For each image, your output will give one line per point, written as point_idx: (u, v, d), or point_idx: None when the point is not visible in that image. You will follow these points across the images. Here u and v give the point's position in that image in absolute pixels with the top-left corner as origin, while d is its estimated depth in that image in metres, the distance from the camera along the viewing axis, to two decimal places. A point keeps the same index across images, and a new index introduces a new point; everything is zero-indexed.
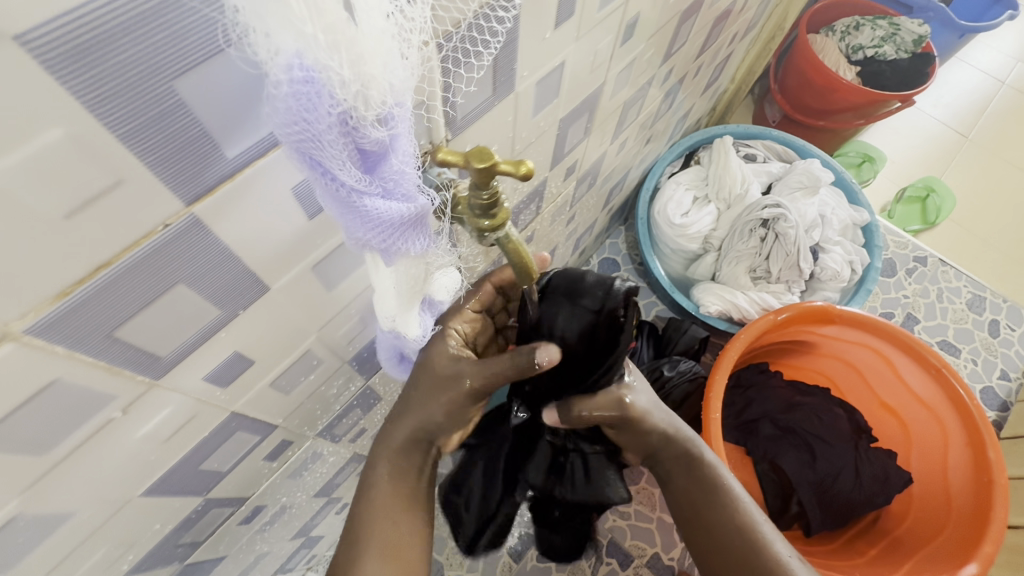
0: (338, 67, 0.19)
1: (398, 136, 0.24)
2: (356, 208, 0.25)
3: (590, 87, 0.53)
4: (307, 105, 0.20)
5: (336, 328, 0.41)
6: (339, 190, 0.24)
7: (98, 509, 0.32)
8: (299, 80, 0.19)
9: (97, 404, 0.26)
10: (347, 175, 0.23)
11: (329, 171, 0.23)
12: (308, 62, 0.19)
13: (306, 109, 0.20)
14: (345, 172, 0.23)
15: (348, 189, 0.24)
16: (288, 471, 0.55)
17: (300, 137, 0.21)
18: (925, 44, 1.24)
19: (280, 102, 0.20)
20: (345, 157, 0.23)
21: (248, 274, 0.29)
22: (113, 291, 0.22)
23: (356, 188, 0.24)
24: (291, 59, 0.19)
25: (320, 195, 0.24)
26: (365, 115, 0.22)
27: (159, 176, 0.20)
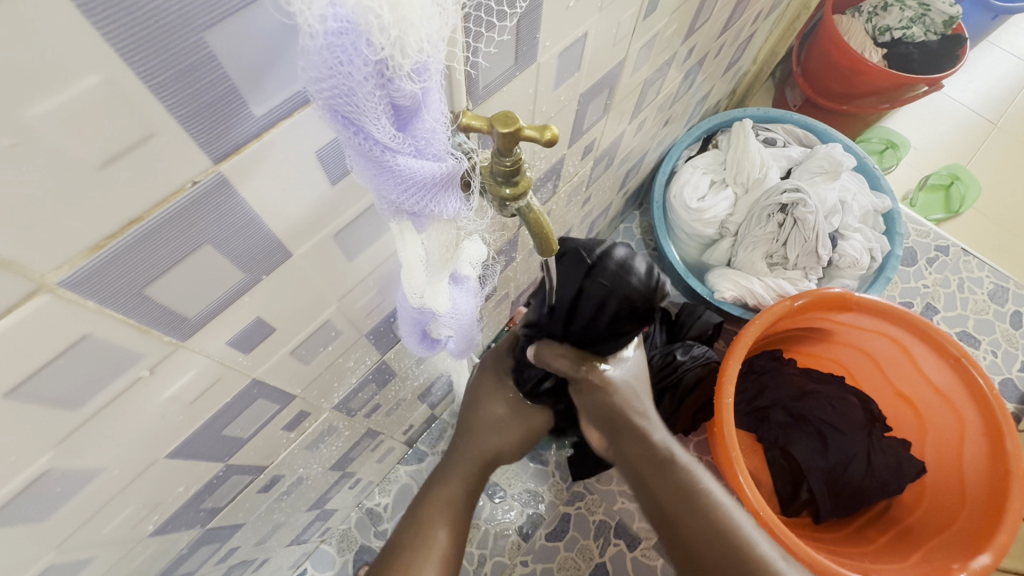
0: (373, 17, 0.19)
1: (430, 93, 0.24)
2: (388, 166, 0.24)
3: (610, 62, 0.52)
4: (342, 58, 0.20)
5: (355, 299, 0.42)
6: (372, 148, 0.24)
7: (125, 468, 0.33)
8: (334, 31, 0.19)
9: (125, 362, 0.26)
10: (380, 133, 0.23)
11: (363, 128, 0.22)
12: (342, 11, 0.19)
13: (340, 60, 0.20)
14: (378, 129, 0.23)
15: (380, 147, 0.24)
16: (305, 442, 0.56)
17: (334, 92, 0.21)
18: (956, 25, 1.20)
19: (315, 52, 0.20)
20: (379, 114, 0.22)
21: (272, 240, 0.29)
22: (146, 247, 0.23)
23: (389, 146, 0.24)
24: (327, 8, 0.19)
25: (354, 153, 0.24)
26: (398, 69, 0.21)
27: (190, 132, 0.20)
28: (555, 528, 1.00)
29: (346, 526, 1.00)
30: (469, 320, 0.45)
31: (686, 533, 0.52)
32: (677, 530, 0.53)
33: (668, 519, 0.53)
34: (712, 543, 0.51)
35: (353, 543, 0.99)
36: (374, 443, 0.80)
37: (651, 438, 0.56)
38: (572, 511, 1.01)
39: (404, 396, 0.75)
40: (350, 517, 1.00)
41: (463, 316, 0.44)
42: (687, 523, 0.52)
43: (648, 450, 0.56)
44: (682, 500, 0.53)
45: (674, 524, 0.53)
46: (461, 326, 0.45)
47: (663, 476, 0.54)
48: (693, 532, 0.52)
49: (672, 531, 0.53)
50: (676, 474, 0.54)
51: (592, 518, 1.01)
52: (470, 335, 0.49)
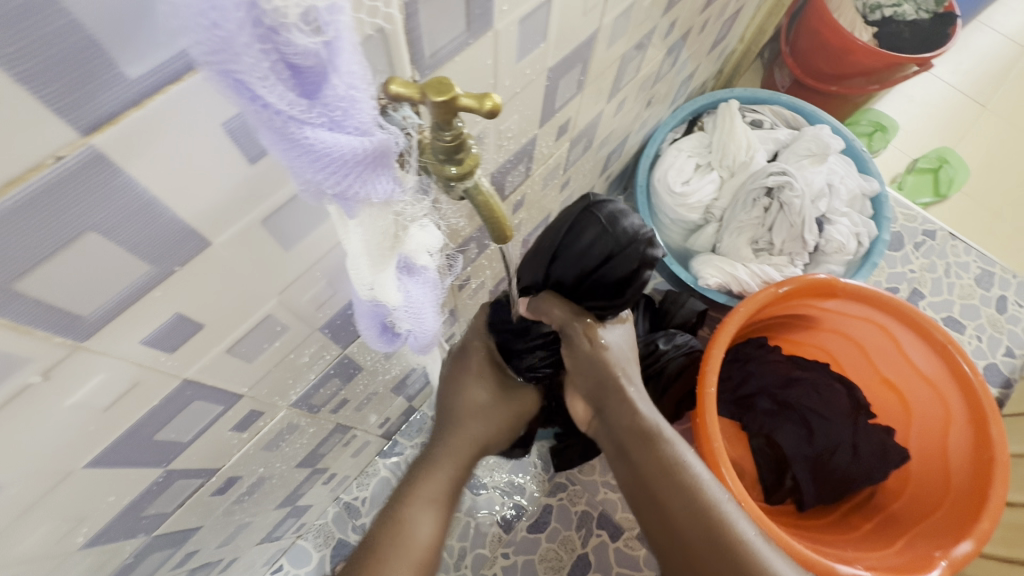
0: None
1: (341, 51, 0.20)
2: (298, 141, 0.21)
3: (581, 34, 0.48)
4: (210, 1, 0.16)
5: (300, 291, 0.38)
6: (275, 119, 0.20)
7: (33, 481, 0.30)
8: None
9: (6, 367, 0.23)
10: (278, 99, 0.19)
11: (255, 94, 0.19)
12: None
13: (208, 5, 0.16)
14: (271, 93, 0.19)
15: (282, 117, 0.20)
16: (263, 442, 0.53)
17: (209, 46, 0.17)
18: (947, 3, 1.16)
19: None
20: (270, 74, 0.19)
21: (182, 228, 0.25)
22: (4, 234, 0.19)
23: (294, 117, 0.20)
24: None
25: (257, 126, 0.21)
26: (284, 18, 0.17)
27: (36, 96, 0.17)
28: (537, 520, 0.98)
29: (323, 521, 0.97)
30: (428, 311, 0.42)
31: (668, 506, 0.49)
32: (658, 505, 0.49)
33: (648, 494, 0.50)
34: (698, 529, 0.48)
35: (330, 538, 0.97)
36: (345, 438, 0.78)
37: (638, 410, 0.51)
38: (554, 502, 0.99)
39: (375, 389, 0.72)
40: (326, 511, 0.97)
41: (422, 307, 0.41)
42: (665, 499, 0.49)
43: (636, 420, 0.51)
44: (666, 478, 0.49)
45: (652, 499, 0.50)
46: (419, 319, 0.42)
47: (651, 452, 0.50)
48: (675, 510, 0.48)
49: (654, 510, 0.50)
50: (663, 450, 0.50)
51: (575, 509, 0.99)
52: (431, 327, 0.46)
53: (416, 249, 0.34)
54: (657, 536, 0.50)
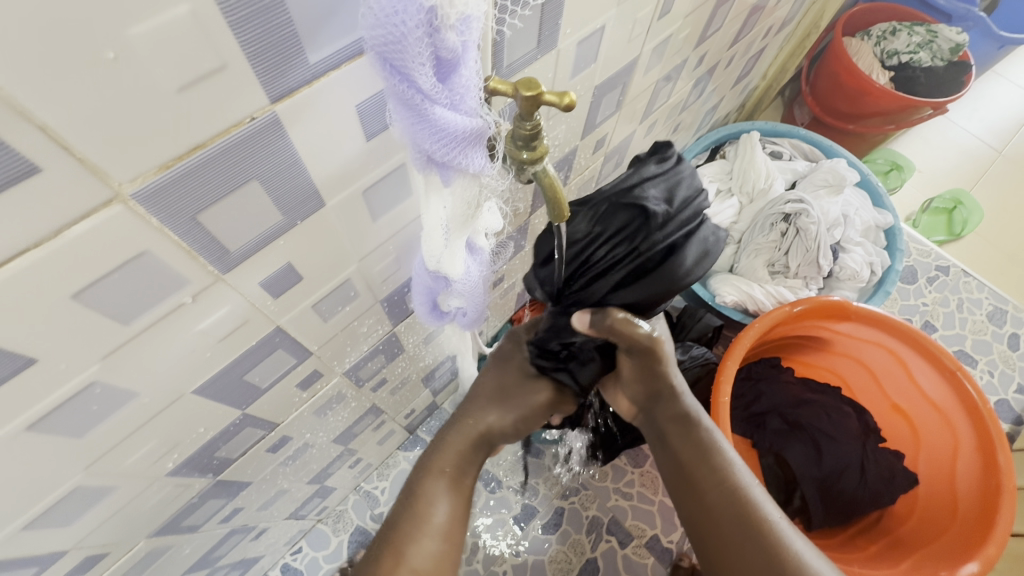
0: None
1: (469, 48, 0.26)
2: (427, 114, 0.27)
3: (624, 59, 0.55)
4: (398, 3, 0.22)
5: (374, 262, 0.44)
6: (414, 95, 0.26)
7: (157, 396, 0.35)
8: None
9: (172, 286, 0.29)
10: (423, 80, 0.25)
11: (409, 75, 0.25)
12: None
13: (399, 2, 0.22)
14: (421, 76, 0.25)
15: (421, 95, 0.26)
16: (315, 406, 0.58)
17: (386, 37, 0.23)
18: (962, 53, 1.24)
19: None
20: (424, 61, 0.24)
21: (310, 187, 0.32)
22: (204, 173, 0.25)
23: (429, 95, 0.26)
24: None
25: (397, 101, 0.26)
26: (445, 19, 0.24)
27: (254, 69, 0.23)
28: (549, 521, 1.01)
29: (343, 507, 1.01)
30: (480, 289, 0.48)
31: (699, 485, 0.55)
32: (691, 485, 0.55)
33: (683, 478, 0.56)
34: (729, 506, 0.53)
35: (348, 525, 1.00)
36: (376, 422, 0.82)
37: (682, 399, 0.59)
38: (566, 505, 1.02)
39: (410, 375, 0.77)
40: (347, 498, 1.01)
41: (476, 283, 0.46)
42: (698, 480, 0.55)
43: (679, 409, 0.58)
44: (703, 460, 0.55)
45: (687, 481, 0.56)
46: (472, 295, 0.48)
47: (691, 437, 0.57)
48: (708, 492, 0.54)
49: (689, 493, 0.55)
50: (699, 435, 0.57)
51: (586, 513, 1.02)
52: (479, 303, 0.51)
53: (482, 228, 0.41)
54: (693, 517, 0.55)
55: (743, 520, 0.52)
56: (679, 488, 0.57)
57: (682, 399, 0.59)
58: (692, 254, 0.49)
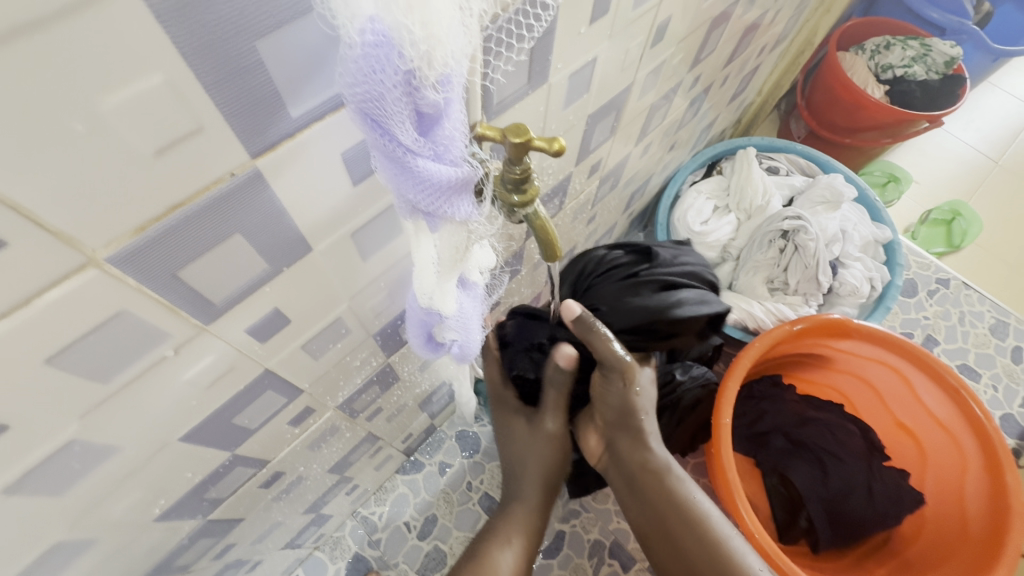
0: (407, 30, 0.21)
1: (453, 102, 0.26)
2: (409, 169, 0.26)
3: (618, 86, 0.55)
4: (376, 66, 0.22)
5: (366, 299, 0.44)
6: (395, 149, 0.26)
7: (141, 447, 0.34)
8: (371, 43, 0.21)
9: (153, 342, 0.28)
10: (404, 136, 0.25)
11: (389, 133, 0.25)
12: (381, 26, 0.21)
13: (375, 62, 0.22)
14: (402, 132, 0.25)
15: (404, 149, 0.26)
16: (308, 440, 0.57)
17: (366, 97, 0.23)
18: (956, 65, 1.24)
19: (352, 62, 0.22)
20: (404, 118, 0.24)
21: (296, 235, 0.31)
22: (185, 231, 0.25)
23: (411, 149, 0.26)
24: (366, 23, 0.21)
25: (379, 155, 0.26)
26: (425, 78, 0.23)
27: (233, 128, 0.23)
28: (550, 545, 1.00)
29: (340, 533, 0.99)
30: (474, 323, 0.47)
31: (676, 536, 0.56)
32: (670, 538, 0.56)
33: (661, 529, 0.57)
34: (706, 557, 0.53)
35: (346, 552, 0.98)
36: (372, 449, 0.81)
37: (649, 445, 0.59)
38: (567, 528, 1.01)
39: (406, 402, 0.76)
40: (344, 524, 1.00)
41: (471, 318, 0.45)
42: (675, 533, 0.56)
43: (645, 459, 0.59)
44: (677, 512, 0.56)
45: (664, 532, 0.57)
46: (467, 330, 0.47)
47: (659, 487, 0.57)
48: (686, 547, 0.55)
49: (669, 545, 0.56)
50: (671, 485, 0.57)
51: (588, 536, 1.00)
52: (474, 339, 0.50)
53: (473, 263, 0.40)
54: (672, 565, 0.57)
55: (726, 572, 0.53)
56: (658, 536, 0.58)
57: (651, 445, 0.59)
58: (689, 293, 0.62)
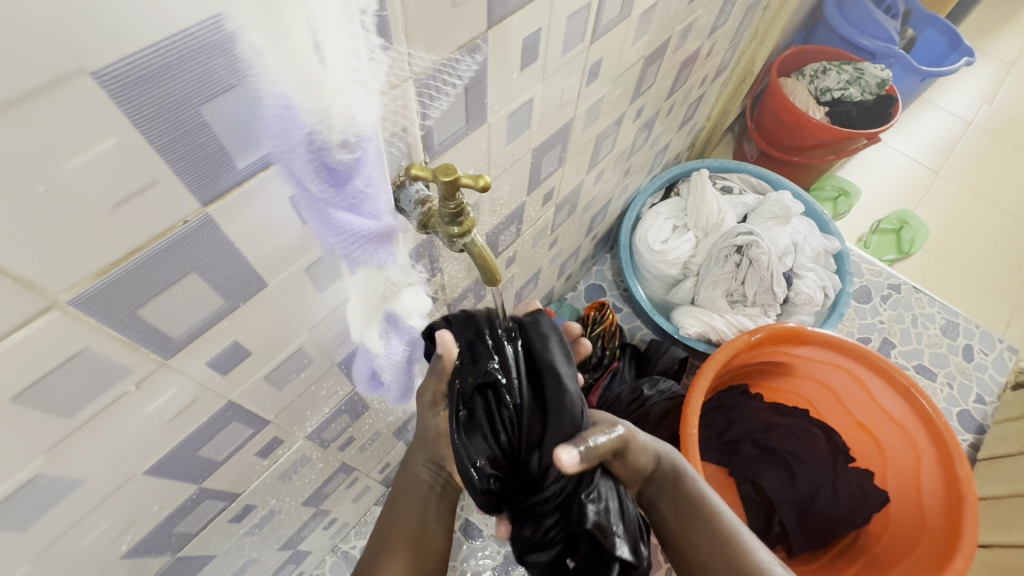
0: (306, 107, 0.27)
1: (363, 160, 0.32)
2: (325, 215, 0.34)
3: (560, 121, 0.59)
4: (281, 131, 0.28)
5: (326, 329, 0.46)
6: (309, 195, 0.32)
7: (105, 480, 0.36)
8: (281, 112, 0.27)
9: (116, 376, 0.30)
10: (313, 185, 0.31)
11: (300, 181, 0.31)
12: (288, 101, 0.27)
13: (285, 129, 0.28)
14: (311, 182, 0.31)
15: (316, 195, 0.32)
16: (279, 471, 0.58)
17: (278, 153, 0.29)
18: (888, 86, 1.34)
19: (267, 125, 0.27)
20: (312, 171, 0.30)
21: (250, 271, 0.34)
22: (142, 273, 0.27)
23: (325, 198, 0.32)
24: (278, 98, 0.27)
25: (300, 203, 0.33)
26: (328, 142, 0.29)
27: (184, 181, 0.26)
28: None
29: (320, 570, 0.98)
30: (403, 360, 0.56)
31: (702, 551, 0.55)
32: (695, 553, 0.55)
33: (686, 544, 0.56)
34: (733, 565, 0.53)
35: None
36: (348, 480, 0.82)
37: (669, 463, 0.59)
38: None
39: (380, 430, 0.77)
40: (324, 561, 0.99)
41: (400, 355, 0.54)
42: (701, 545, 0.55)
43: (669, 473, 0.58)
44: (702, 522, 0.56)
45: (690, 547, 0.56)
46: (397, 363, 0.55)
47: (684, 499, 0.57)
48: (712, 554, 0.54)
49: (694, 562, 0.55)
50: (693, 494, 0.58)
51: None
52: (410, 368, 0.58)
53: (403, 308, 0.48)
54: None
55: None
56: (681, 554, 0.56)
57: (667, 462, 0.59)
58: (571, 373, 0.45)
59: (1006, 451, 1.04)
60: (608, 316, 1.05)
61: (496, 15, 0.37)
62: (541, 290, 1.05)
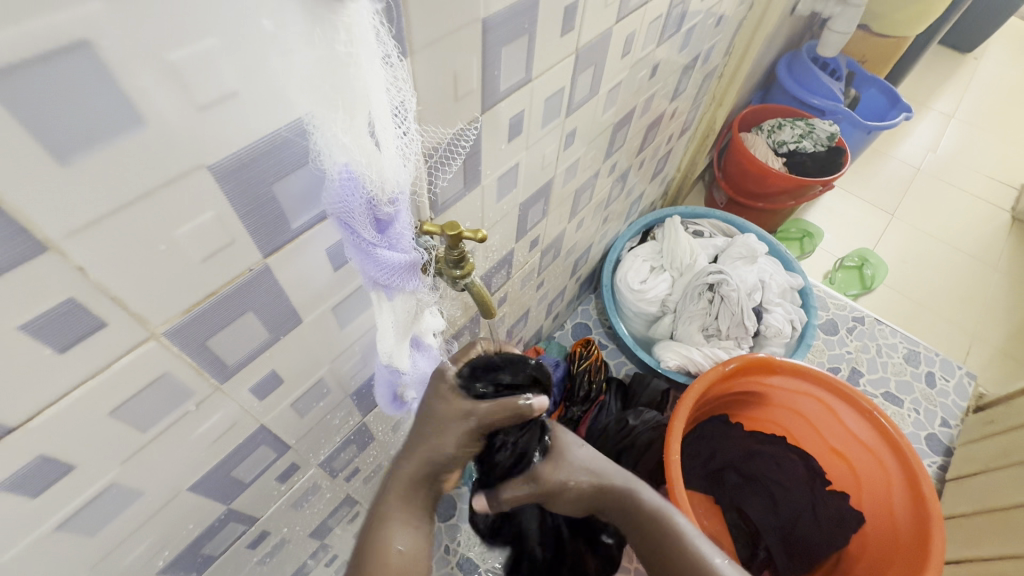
0: (367, 173, 0.34)
1: (402, 212, 0.38)
2: (371, 256, 0.37)
3: (543, 179, 0.69)
4: (347, 190, 0.34)
5: (344, 361, 0.53)
6: (361, 241, 0.37)
7: (159, 494, 0.41)
8: (346, 176, 0.33)
9: (183, 397, 0.37)
10: (365, 232, 0.36)
11: (356, 229, 0.36)
12: (351, 167, 0.33)
13: (349, 190, 0.34)
14: (364, 230, 0.36)
15: (367, 241, 0.37)
16: (292, 499, 0.63)
17: (342, 207, 0.35)
18: (837, 139, 1.49)
19: (333, 187, 0.34)
20: (366, 221, 0.36)
21: (290, 308, 0.41)
22: (215, 310, 0.35)
23: (372, 244, 0.37)
24: (342, 165, 0.33)
25: (351, 246, 0.37)
26: (381, 199, 0.35)
27: (253, 240, 0.34)
28: None
29: None
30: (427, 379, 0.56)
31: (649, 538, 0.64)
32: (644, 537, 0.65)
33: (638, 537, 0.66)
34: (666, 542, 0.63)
35: None
36: (350, 514, 0.86)
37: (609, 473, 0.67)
38: None
39: (381, 463, 0.82)
40: None
41: (423, 374, 0.55)
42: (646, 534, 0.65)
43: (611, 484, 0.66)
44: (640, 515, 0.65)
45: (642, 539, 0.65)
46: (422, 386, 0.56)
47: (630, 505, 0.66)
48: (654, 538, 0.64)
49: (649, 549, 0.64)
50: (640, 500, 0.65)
51: None
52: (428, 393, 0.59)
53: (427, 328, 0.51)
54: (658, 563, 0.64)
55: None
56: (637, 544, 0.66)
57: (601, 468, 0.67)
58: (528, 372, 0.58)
59: (972, 470, 1.11)
60: (592, 353, 1.14)
61: (488, 103, 0.47)
62: (531, 329, 1.13)
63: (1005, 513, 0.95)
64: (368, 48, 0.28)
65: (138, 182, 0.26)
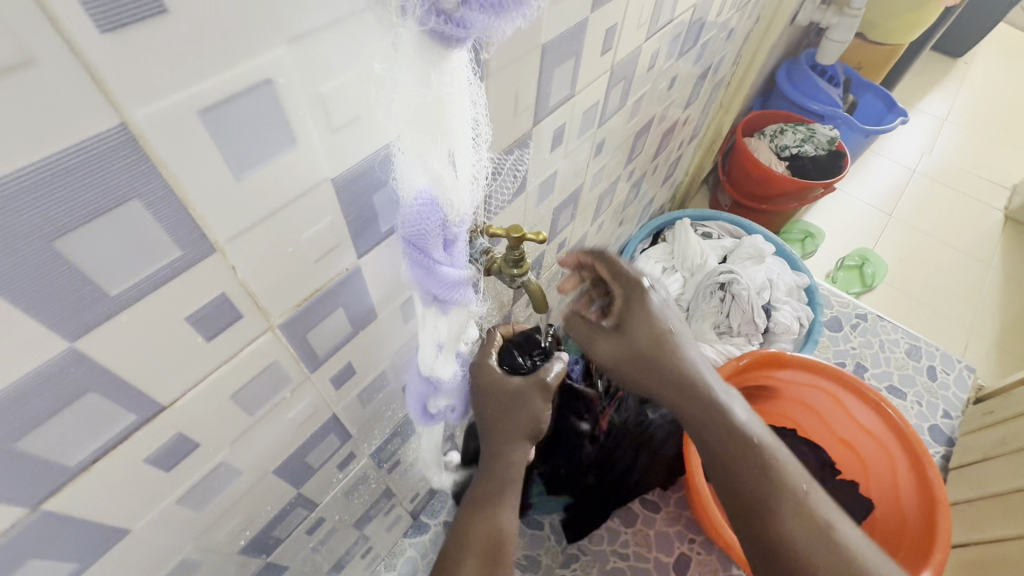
0: (442, 198, 0.36)
1: (461, 231, 0.41)
2: (434, 275, 0.40)
3: (574, 185, 0.74)
4: (424, 214, 0.36)
5: (403, 354, 0.58)
6: (428, 260, 0.39)
7: (252, 474, 0.45)
8: (422, 201, 0.36)
9: (282, 385, 0.41)
10: (435, 251, 0.39)
11: (426, 249, 0.38)
12: (429, 193, 0.36)
13: (424, 214, 0.37)
14: (434, 249, 0.39)
15: (434, 260, 0.39)
16: (345, 487, 0.67)
17: (416, 229, 0.37)
18: (837, 143, 1.55)
19: (409, 210, 0.36)
20: (436, 241, 0.38)
21: (371, 304, 0.46)
22: (317, 305, 0.39)
23: (438, 262, 0.39)
24: (420, 190, 0.35)
25: (416, 264, 0.39)
26: (450, 220, 0.38)
27: (354, 244, 0.38)
28: None
29: None
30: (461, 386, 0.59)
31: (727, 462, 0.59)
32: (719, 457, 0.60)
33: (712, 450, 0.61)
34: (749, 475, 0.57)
35: None
36: (388, 505, 0.90)
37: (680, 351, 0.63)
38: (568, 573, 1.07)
39: (418, 456, 0.86)
40: None
41: (458, 383, 0.58)
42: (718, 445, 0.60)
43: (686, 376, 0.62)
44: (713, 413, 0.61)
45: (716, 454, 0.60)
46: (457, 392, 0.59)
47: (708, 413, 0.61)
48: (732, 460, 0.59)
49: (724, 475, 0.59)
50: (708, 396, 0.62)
51: None
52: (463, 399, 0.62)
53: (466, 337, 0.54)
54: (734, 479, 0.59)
55: (832, 554, 0.51)
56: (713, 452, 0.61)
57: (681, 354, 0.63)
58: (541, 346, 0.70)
59: (973, 459, 1.16)
60: None
61: (538, 118, 0.52)
62: None
63: (1006, 497, 1.01)
64: (460, 89, 0.31)
65: (284, 195, 0.30)
